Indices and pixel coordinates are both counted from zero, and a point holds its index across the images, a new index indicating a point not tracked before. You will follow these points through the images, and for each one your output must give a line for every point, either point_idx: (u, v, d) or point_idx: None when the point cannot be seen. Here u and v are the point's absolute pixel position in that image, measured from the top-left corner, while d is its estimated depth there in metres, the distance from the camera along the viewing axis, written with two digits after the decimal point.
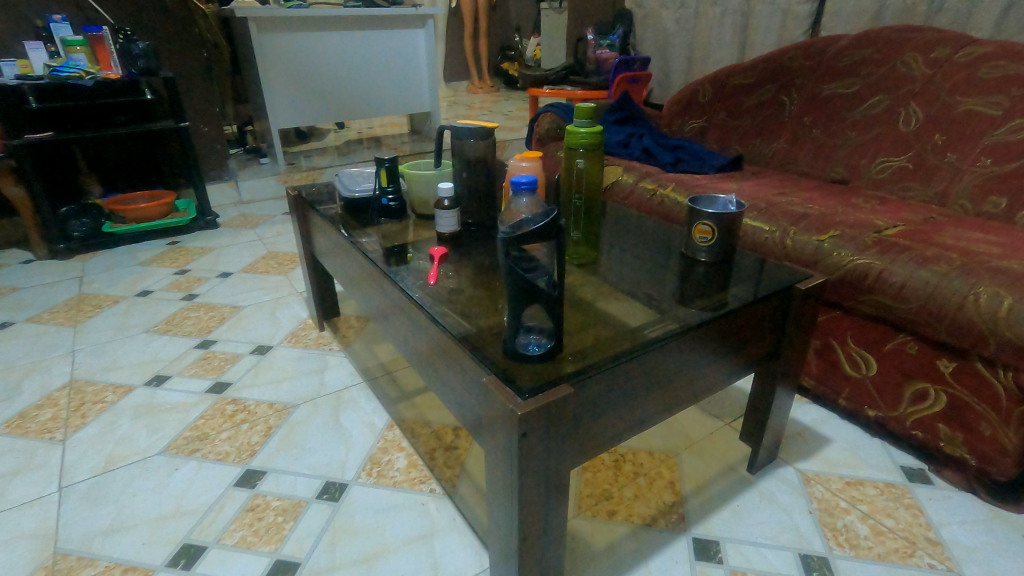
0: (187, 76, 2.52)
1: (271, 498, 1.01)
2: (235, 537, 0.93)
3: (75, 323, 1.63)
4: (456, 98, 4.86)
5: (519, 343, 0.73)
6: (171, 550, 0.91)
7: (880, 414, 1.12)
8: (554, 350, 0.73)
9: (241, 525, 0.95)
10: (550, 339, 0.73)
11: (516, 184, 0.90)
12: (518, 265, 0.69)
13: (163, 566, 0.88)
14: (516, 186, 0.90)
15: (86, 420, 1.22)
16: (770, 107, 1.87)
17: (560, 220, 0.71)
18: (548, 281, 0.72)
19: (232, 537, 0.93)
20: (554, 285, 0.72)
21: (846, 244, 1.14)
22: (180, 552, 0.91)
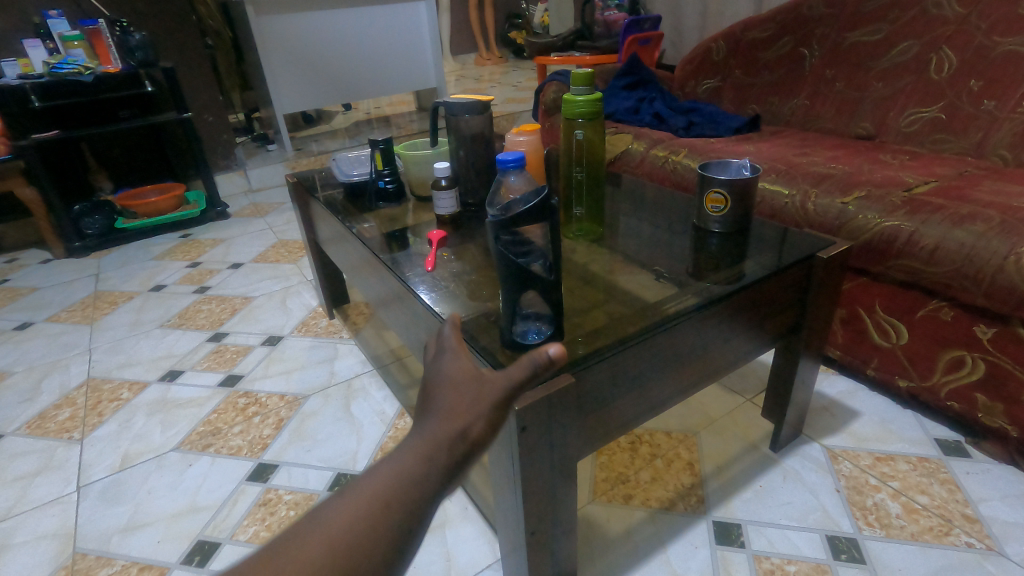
0: (187, 66, 2.49)
1: (283, 491, 1.00)
2: (248, 532, 0.93)
3: (93, 321, 1.65)
4: (465, 71, 4.76)
5: (518, 331, 0.69)
6: (186, 547, 0.91)
7: (912, 384, 1.05)
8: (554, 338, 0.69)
9: (254, 520, 0.95)
10: (549, 326, 0.69)
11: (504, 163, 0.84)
12: (509, 246, 0.64)
13: (179, 564, 0.89)
14: (503, 165, 0.84)
15: (103, 418, 1.23)
16: (789, 61, 1.75)
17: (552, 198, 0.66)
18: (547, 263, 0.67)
19: (245, 533, 0.93)
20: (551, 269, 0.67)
21: (872, 206, 1.06)
22: (195, 549, 0.91)
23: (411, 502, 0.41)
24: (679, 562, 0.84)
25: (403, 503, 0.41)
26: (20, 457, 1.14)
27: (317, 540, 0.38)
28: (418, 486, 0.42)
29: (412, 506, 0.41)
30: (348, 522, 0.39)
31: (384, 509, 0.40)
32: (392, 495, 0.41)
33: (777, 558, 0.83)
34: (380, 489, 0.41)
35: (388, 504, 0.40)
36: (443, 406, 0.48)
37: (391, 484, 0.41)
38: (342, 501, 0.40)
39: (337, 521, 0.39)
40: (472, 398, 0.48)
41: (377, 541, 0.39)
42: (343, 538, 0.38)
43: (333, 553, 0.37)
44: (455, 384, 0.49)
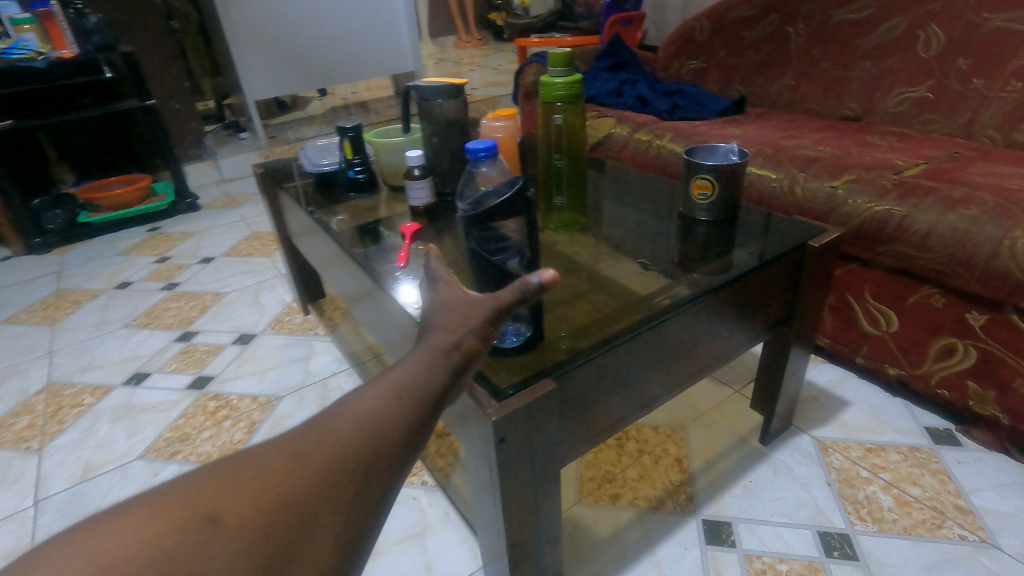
0: (149, 50, 2.37)
1: None
2: None
3: (54, 321, 1.57)
4: (444, 54, 4.65)
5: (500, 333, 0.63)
6: None
7: (903, 372, 1.03)
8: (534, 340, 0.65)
9: None
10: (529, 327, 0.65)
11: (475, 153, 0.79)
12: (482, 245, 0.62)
13: None
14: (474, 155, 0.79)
15: (63, 426, 1.16)
16: (775, 40, 1.71)
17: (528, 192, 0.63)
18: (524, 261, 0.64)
19: None
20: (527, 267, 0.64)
21: (863, 190, 1.03)
22: None
23: (421, 396, 0.47)
24: (668, 564, 0.81)
25: (413, 397, 0.47)
26: None
27: (342, 425, 0.45)
28: (423, 388, 0.48)
29: (421, 400, 0.47)
30: (367, 411, 0.46)
31: (395, 402, 0.46)
32: (401, 393, 0.47)
33: (769, 558, 0.81)
34: (394, 385, 0.47)
35: (397, 400, 0.46)
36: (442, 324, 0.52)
37: (399, 385, 0.47)
38: (361, 397, 0.47)
39: (363, 407, 0.46)
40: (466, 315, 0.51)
41: (394, 423, 0.46)
42: (361, 423, 0.45)
43: (353, 433, 0.44)
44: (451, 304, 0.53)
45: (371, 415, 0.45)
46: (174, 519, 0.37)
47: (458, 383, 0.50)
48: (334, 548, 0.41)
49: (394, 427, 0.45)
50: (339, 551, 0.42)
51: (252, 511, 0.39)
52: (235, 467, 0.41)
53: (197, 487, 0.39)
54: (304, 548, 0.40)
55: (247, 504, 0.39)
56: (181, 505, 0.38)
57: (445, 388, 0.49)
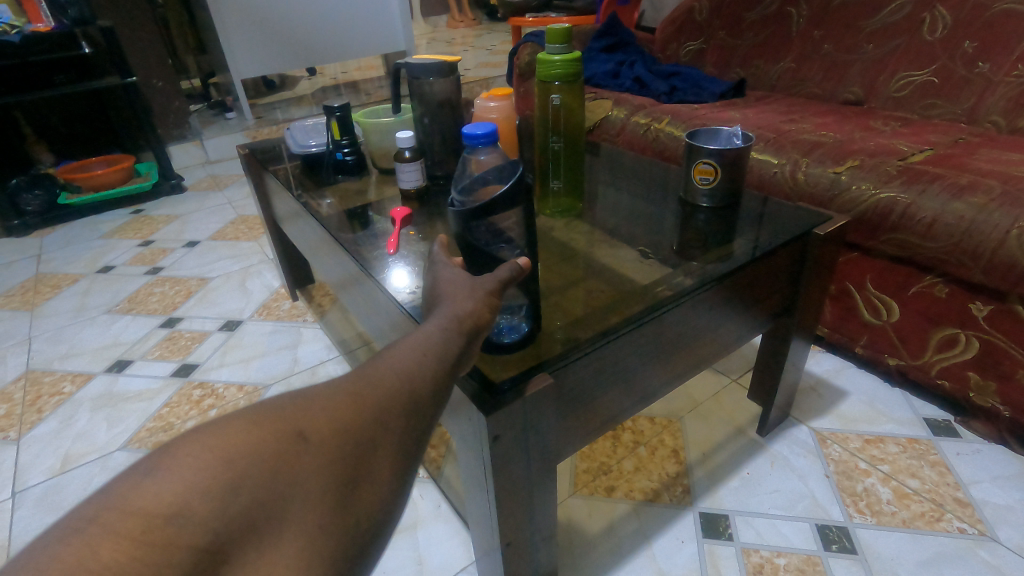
0: (130, 26, 2.29)
1: None
2: None
3: (33, 307, 1.52)
4: (436, 34, 4.54)
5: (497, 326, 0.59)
6: None
7: (902, 362, 1.02)
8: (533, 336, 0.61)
9: None
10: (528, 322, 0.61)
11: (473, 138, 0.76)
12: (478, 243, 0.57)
13: None
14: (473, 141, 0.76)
15: (42, 415, 1.13)
16: (776, 21, 1.66)
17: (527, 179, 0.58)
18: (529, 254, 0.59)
19: None
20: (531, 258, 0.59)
21: (866, 175, 1.00)
22: None
23: (447, 353, 0.46)
24: (664, 559, 0.79)
25: (441, 352, 0.46)
26: None
27: (388, 369, 0.43)
28: (450, 344, 0.47)
29: (448, 355, 0.46)
30: (407, 358, 0.44)
31: (435, 350, 0.46)
32: (439, 343, 0.46)
33: (767, 552, 0.79)
34: (419, 342, 0.46)
35: (435, 350, 0.45)
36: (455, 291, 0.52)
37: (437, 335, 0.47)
38: (400, 345, 0.45)
39: (392, 361, 0.44)
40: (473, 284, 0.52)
41: (424, 376, 0.44)
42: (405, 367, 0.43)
43: (399, 376, 0.43)
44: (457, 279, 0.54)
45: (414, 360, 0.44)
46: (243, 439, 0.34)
47: (477, 341, 0.49)
48: (388, 489, 0.40)
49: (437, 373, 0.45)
50: (392, 491, 0.40)
51: (317, 443, 0.37)
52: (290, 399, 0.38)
53: (257, 413, 0.36)
54: (361, 484, 0.38)
55: (309, 434, 0.37)
56: (246, 428, 0.35)
57: (470, 344, 0.48)
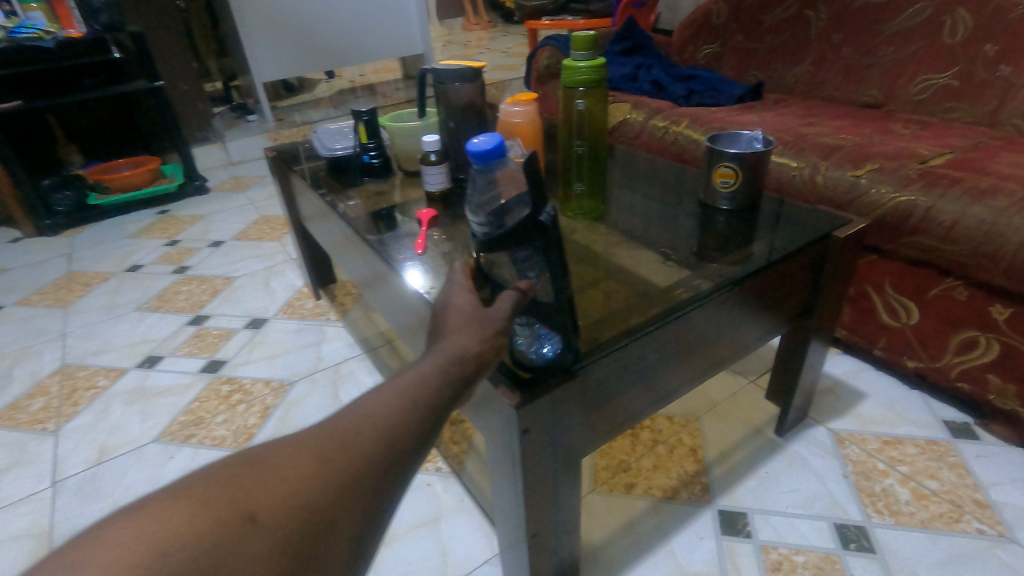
0: (157, 30, 2.35)
1: None
2: None
3: (65, 304, 1.57)
4: (451, 36, 4.58)
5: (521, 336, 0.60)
6: None
7: (921, 365, 1.03)
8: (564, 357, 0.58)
9: None
10: (559, 335, 0.58)
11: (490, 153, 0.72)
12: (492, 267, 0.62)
13: None
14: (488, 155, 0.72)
15: (78, 408, 1.17)
16: (794, 24, 1.67)
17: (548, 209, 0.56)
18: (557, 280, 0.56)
19: None
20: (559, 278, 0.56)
21: (886, 179, 1.01)
22: None
23: (436, 401, 0.44)
24: (683, 554, 0.81)
25: (430, 401, 0.44)
26: None
27: (366, 421, 0.41)
28: (440, 391, 0.44)
29: (437, 404, 0.44)
30: (393, 407, 0.43)
31: (415, 400, 0.43)
32: (423, 392, 0.44)
33: (785, 549, 0.81)
34: (407, 390, 0.44)
35: (417, 401, 0.43)
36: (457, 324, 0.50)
37: (422, 380, 0.44)
38: (381, 392, 0.44)
39: (375, 410, 0.42)
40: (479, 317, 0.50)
41: (408, 427, 0.42)
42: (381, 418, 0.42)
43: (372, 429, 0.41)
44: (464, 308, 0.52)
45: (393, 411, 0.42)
46: (197, 516, 0.33)
47: (479, 380, 0.48)
48: (358, 553, 0.39)
49: (415, 426, 0.43)
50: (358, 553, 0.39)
51: (278, 509, 0.35)
52: (255, 458, 0.38)
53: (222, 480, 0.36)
54: (327, 548, 0.37)
55: (271, 502, 0.35)
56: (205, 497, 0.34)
57: (463, 390, 0.46)
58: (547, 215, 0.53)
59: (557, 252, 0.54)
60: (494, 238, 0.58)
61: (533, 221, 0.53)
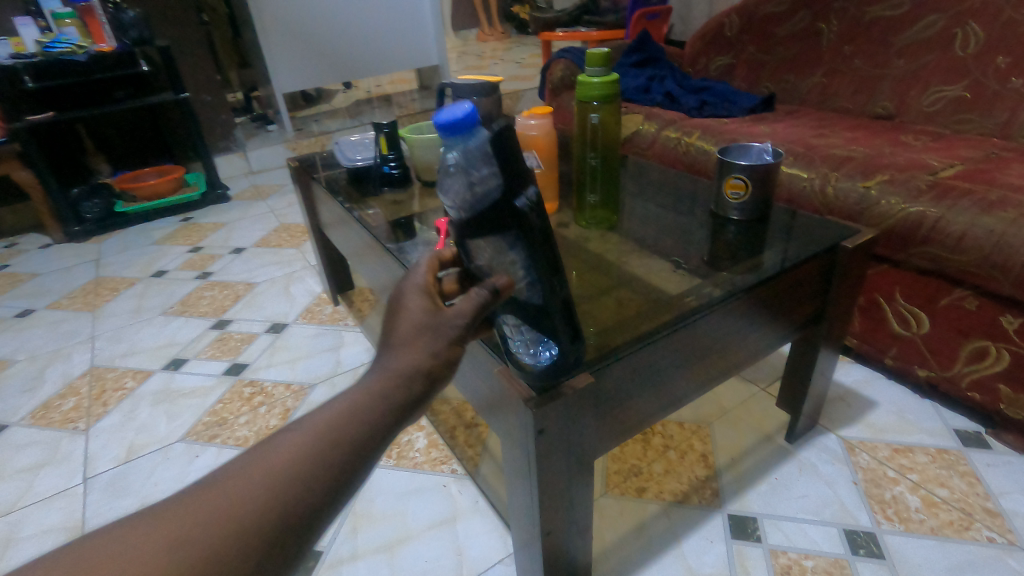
0: (183, 44, 2.43)
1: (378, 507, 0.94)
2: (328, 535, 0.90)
3: (94, 308, 1.63)
4: (465, 48, 4.64)
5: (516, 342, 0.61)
6: None
7: (932, 374, 1.03)
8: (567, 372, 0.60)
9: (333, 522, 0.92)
10: (553, 339, 0.58)
11: (463, 125, 0.54)
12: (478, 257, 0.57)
13: None
14: (457, 129, 0.54)
15: (107, 408, 1.22)
16: (806, 36, 1.69)
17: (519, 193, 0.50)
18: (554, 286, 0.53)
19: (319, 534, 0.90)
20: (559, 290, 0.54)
21: (896, 190, 1.03)
22: None
23: (358, 441, 0.39)
24: (694, 557, 0.83)
25: (349, 442, 0.38)
26: (25, 448, 1.13)
27: (268, 469, 0.36)
28: (363, 428, 0.39)
29: (357, 442, 0.39)
30: (304, 450, 0.37)
31: (337, 441, 0.38)
32: (344, 431, 0.39)
33: (795, 554, 0.82)
34: (321, 429, 0.38)
35: (334, 443, 0.38)
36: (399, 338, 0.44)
37: (344, 418, 0.39)
38: (296, 431, 0.38)
39: (281, 456, 0.37)
40: (426, 329, 0.44)
41: (324, 473, 0.37)
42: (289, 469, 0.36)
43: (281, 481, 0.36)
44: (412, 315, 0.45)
45: (305, 457, 0.37)
46: None
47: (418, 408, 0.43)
48: None
49: (332, 472, 0.37)
50: None
51: None
52: (134, 531, 0.32)
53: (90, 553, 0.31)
54: None
55: None
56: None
57: (393, 423, 0.41)
58: (524, 199, 0.49)
59: (540, 238, 0.50)
60: (473, 219, 0.54)
61: (508, 205, 0.49)
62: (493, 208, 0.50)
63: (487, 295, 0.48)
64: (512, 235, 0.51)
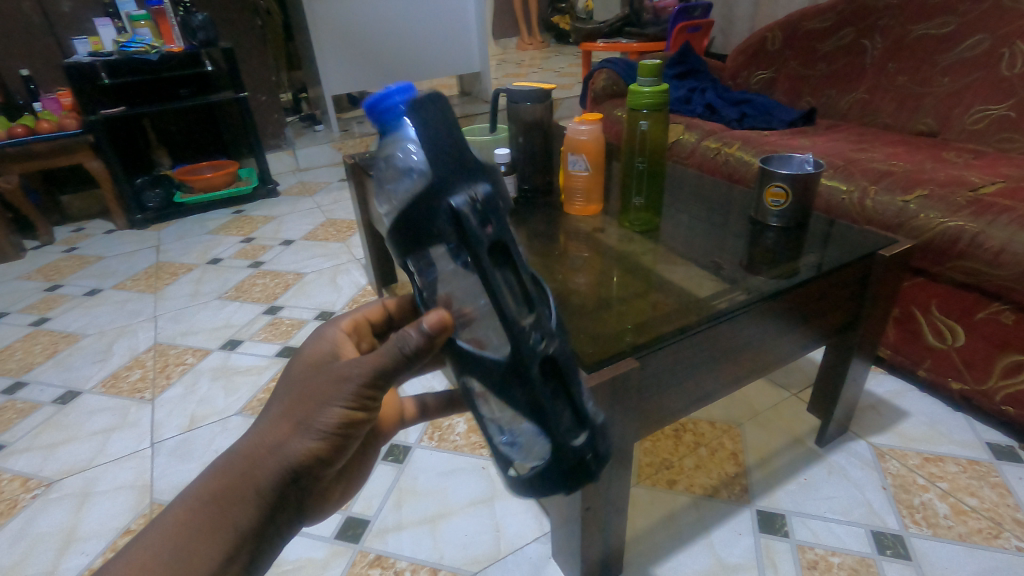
0: (243, 46, 2.57)
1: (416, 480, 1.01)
2: (373, 505, 0.96)
3: (156, 290, 1.74)
4: (505, 56, 4.73)
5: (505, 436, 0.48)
6: (338, 522, 0.94)
7: (965, 387, 1.05)
8: (565, 489, 0.45)
9: (376, 494, 0.98)
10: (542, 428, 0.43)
11: (389, 119, 0.43)
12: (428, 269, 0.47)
13: (335, 538, 0.91)
14: (392, 120, 0.43)
15: (170, 381, 1.31)
16: (849, 52, 1.71)
17: (455, 200, 0.39)
18: (534, 329, 0.41)
19: (366, 504, 0.96)
20: (544, 341, 0.41)
21: (935, 205, 1.05)
22: (347, 524, 0.93)
23: (264, 476, 0.46)
24: (722, 547, 0.86)
25: (255, 477, 0.46)
26: (97, 413, 1.23)
27: (189, 504, 0.45)
28: (265, 466, 0.47)
29: (262, 475, 0.46)
30: (218, 486, 0.46)
31: (242, 480, 0.46)
32: (250, 468, 0.46)
33: (821, 550, 0.85)
34: (232, 467, 0.47)
35: (243, 479, 0.46)
36: (277, 405, 0.49)
37: (230, 481, 0.46)
38: (214, 472, 0.47)
39: (200, 493, 0.46)
40: (305, 396, 0.48)
41: (241, 501, 0.46)
42: (175, 539, 0.44)
43: (169, 551, 0.43)
44: (298, 379, 0.50)
45: (193, 518, 0.45)
46: None
47: (327, 450, 0.48)
48: None
49: (239, 507, 0.46)
50: None
51: None
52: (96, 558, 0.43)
53: None
54: None
55: None
56: None
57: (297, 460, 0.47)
58: (464, 197, 0.39)
59: (488, 248, 0.40)
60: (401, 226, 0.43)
61: (444, 203, 0.40)
62: (422, 206, 0.40)
63: (422, 341, 0.43)
64: (454, 247, 0.41)
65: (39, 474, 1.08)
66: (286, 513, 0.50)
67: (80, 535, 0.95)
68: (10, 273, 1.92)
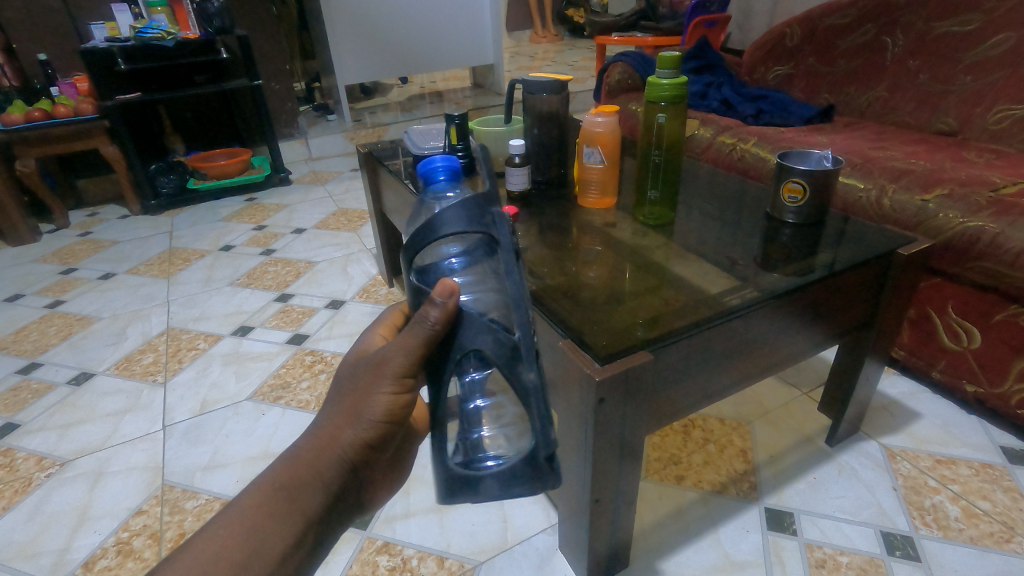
0: (257, 34, 2.58)
1: (423, 469, 1.01)
2: None
3: (168, 275, 1.75)
4: (519, 48, 4.69)
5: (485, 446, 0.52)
6: None
7: (980, 390, 1.04)
8: (531, 487, 0.48)
9: None
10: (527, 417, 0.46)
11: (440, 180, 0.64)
12: (430, 273, 0.49)
13: None
14: None
15: (182, 365, 1.32)
16: (869, 49, 1.69)
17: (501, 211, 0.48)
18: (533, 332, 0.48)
19: None
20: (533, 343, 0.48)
21: (954, 205, 1.04)
22: None
23: (327, 463, 0.47)
24: (730, 544, 0.86)
25: (319, 464, 0.46)
26: (111, 395, 1.24)
27: (258, 493, 0.45)
28: (327, 454, 0.47)
29: (323, 462, 0.47)
30: (284, 474, 0.46)
31: (307, 467, 0.46)
32: (312, 455, 0.47)
33: (830, 549, 0.84)
34: (297, 458, 0.47)
35: (308, 467, 0.46)
36: (331, 400, 0.49)
37: (295, 470, 0.46)
38: (280, 463, 0.47)
39: (268, 483, 0.46)
40: (358, 386, 0.48)
41: (307, 488, 0.46)
42: (249, 526, 0.43)
43: (243, 537, 0.43)
44: (347, 375, 0.50)
45: (263, 507, 0.44)
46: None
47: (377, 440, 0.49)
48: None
49: (306, 494, 0.46)
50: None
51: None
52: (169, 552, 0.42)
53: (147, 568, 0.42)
54: None
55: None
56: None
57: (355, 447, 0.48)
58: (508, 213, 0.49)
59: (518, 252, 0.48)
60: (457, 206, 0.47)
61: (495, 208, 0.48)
62: (476, 199, 0.47)
63: (442, 315, 0.44)
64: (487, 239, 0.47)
65: (53, 453, 1.10)
66: (344, 503, 0.50)
67: (93, 513, 0.97)
68: (26, 255, 1.94)
